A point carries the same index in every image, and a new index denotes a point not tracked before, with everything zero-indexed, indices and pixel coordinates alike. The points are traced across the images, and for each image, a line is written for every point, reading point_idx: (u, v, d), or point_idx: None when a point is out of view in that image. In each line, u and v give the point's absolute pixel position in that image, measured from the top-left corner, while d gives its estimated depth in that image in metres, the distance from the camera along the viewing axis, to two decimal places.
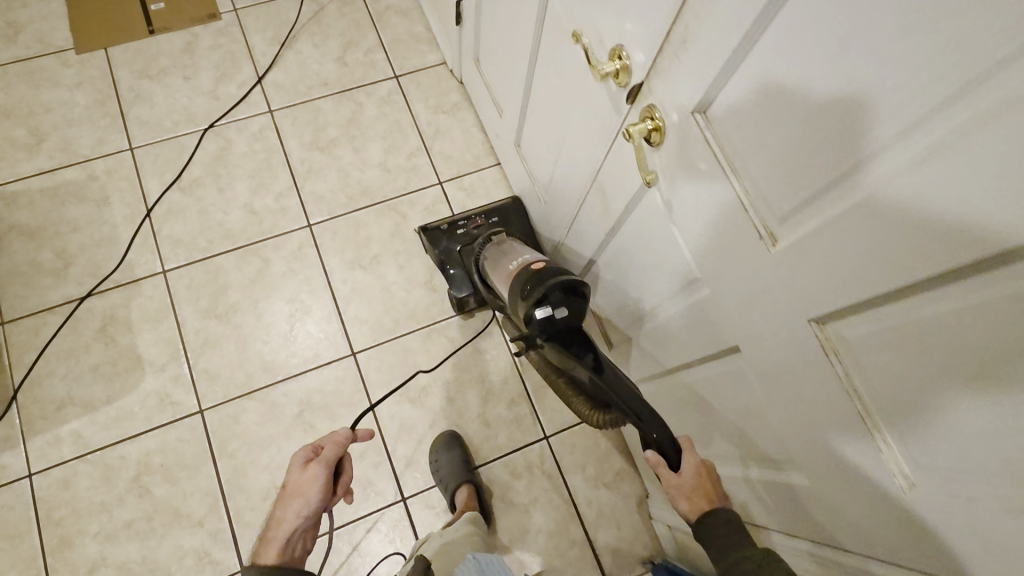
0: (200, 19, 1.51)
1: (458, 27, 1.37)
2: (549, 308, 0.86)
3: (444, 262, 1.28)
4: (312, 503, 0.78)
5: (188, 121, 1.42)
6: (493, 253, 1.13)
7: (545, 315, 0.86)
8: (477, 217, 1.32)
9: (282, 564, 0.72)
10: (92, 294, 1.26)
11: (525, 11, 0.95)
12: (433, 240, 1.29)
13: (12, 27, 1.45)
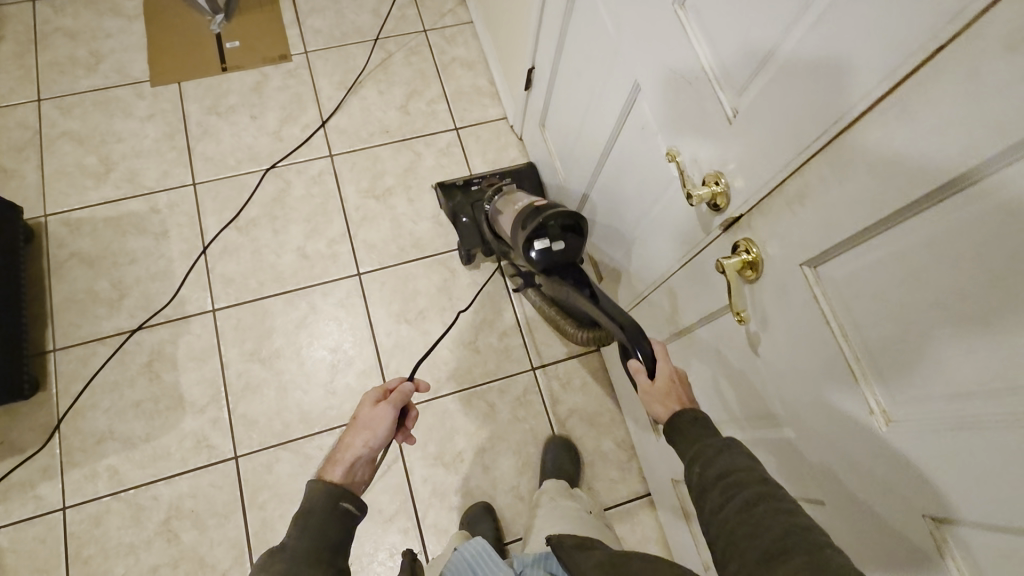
0: (272, 59, 1.54)
1: (525, 92, 1.38)
2: (548, 241, 0.94)
3: (455, 215, 1.33)
4: (378, 437, 0.78)
5: (250, 160, 1.44)
6: (500, 201, 1.18)
7: (542, 245, 0.94)
8: (491, 177, 1.38)
9: (348, 486, 0.71)
10: (142, 327, 1.27)
11: (604, 100, 0.95)
12: (449, 194, 1.35)
13: (94, 56, 1.50)
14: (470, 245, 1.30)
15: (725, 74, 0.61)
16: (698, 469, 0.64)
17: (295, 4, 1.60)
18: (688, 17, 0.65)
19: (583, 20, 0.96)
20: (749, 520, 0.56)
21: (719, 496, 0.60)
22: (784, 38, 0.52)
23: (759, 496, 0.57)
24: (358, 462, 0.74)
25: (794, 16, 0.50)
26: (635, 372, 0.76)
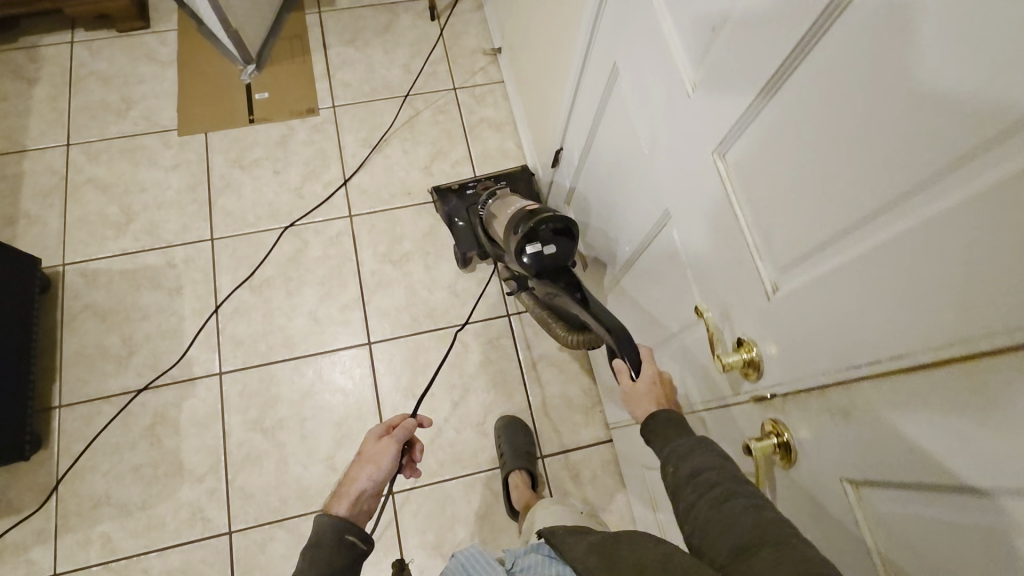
0: (300, 113, 1.53)
1: (553, 169, 1.34)
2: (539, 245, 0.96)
3: (450, 219, 1.37)
4: (382, 472, 0.84)
5: (270, 217, 1.42)
6: (494, 204, 1.19)
7: (535, 250, 0.96)
8: (485, 180, 1.40)
9: (350, 519, 0.79)
10: (148, 388, 1.26)
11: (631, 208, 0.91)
12: (443, 197, 1.38)
13: (125, 102, 1.50)
14: (467, 248, 1.33)
15: (765, 245, 0.55)
16: (671, 468, 0.64)
17: (327, 56, 1.59)
18: (729, 171, 0.60)
19: (614, 124, 0.91)
20: (719, 515, 0.57)
21: (691, 493, 0.60)
22: (837, 240, 0.46)
23: (729, 492, 0.57)
24: (363, 496, 0.82)
25: (850, 223, 0.44)
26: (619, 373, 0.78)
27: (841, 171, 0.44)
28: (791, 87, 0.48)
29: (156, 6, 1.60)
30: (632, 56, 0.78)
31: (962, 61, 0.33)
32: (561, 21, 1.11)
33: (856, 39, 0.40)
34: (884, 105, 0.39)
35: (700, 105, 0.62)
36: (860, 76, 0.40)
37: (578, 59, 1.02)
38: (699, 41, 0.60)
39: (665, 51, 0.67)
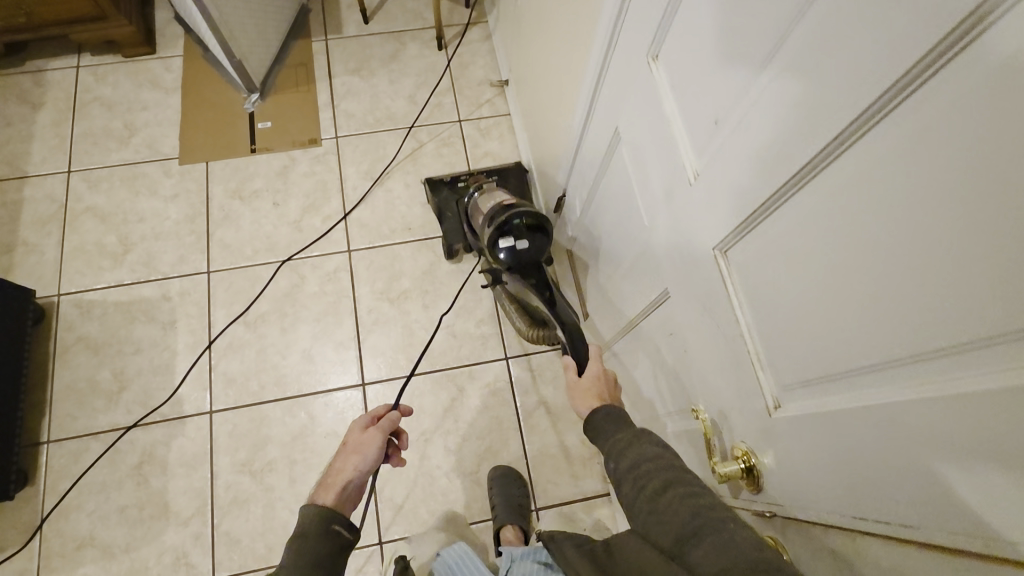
0: (302, 143, 1.51)
1: (557, 212, 1.32)
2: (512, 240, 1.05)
3: (440, 212, 1.38)
4: (367, 460, 0.83)
5: (268, 250, 1.40)
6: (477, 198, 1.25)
7: (508, 244, 1.05)
8: (477, 174, 1.42)
9: (337, 506, 0.76)
10: (138, 425, 1.24)
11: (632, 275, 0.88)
12: (435, 188, 1.39)
13: (128, 128, 1.49)
14: (453, 239, 1.35)
15: (769, 358, 0.51)
16: (612, 463, 0.69)
17: (331, 85, 1.57)
18: (730, 270, 0.56)
19: (616, 186, 0.88)
20: (659, 506, 0.61)
21: (635, 485, 0.65)
22: (834, 380, 0.44)
23: (667, 483, 0.62)
24: (349, 486, 0.79)
25: (858, 365, 0.41)
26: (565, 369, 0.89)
27: (855, 308, 0.40)
28: (800, 203, 0.44)
29: (163, 32, 1.60)
30: (633, 126, 0.75)
31: (997, 236, 0.29)
32: (563, 70, 1.08)
33: (874, 176, 0.36)
34: (904, 254, 0.35)
35: (701, 197, 0.58)
36: (859, 226, 0.38)
37: (580, 113, 0.99)
38: (703, 132, 0.57)
39: (667, 133, 0.64)
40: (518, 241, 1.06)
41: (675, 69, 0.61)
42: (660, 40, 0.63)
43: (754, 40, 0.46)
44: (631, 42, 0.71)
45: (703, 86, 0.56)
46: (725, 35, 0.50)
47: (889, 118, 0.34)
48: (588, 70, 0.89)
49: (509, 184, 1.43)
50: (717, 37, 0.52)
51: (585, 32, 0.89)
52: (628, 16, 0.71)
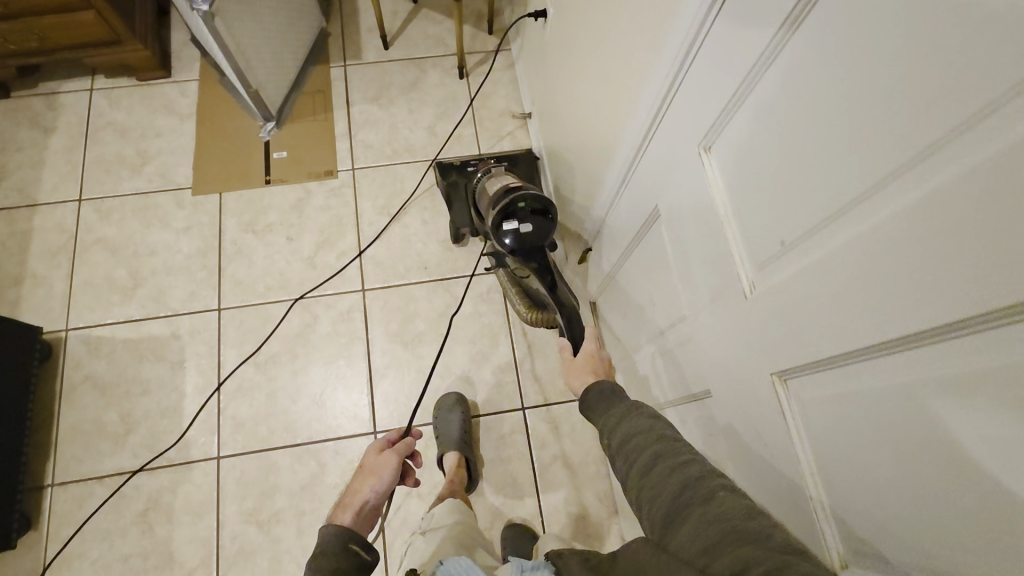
0: (317, 175, 1.46)
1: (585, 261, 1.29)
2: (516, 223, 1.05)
3: (449, 196, 1.37)
4: (382, 483, 0.98)
5: (280, 288, 1.36)
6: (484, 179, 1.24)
7: (512, 227, 1.05)
8: (487, 159, 1.39)
9: (355, 525, 0.92)
10: (143, 470, 1.21)
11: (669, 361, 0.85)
12: (444, 171, 1.36)
13: (141, 156, 1.46)
14: (459, 221, 1.34)
15: (832, 506, 0.49)
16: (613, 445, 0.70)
17: (349, 114, 1.53)
18: (792, 402, 0.53)
19: (656, 263, 0.84)
20: (649, 479, 0.62)
21: (626, 462, 0.66)
22: (913, 560, 0.41)
23: (657, 454, 0.63)
24: (364, 508, 0.95)
25: (941, 556, 0.38)
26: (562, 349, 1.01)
27: (938, 497, 0.38)
28: (882, 372, 0.42)
29: (179, 54, 1.56)
30: (680, 215, 0.70)
31: None
32: (591, 125, 1.02)
33: (976, 383, 0.34)
34: (1007, 476, 0.33)
35: (762, 321, 0.55)
36: (954, 419, 0.36)
37: (614, 176, 0.94)
38: (768, 253, 0.52)
39: (724, 240, 0.59)
40: (522, 225, 1.05)
41: (736, 176, 0.56)
42: (719, 139, 0.59)
43: (832, 187, 0.43)
44: (681, 129, 0.66)
45: (768, 206, 0.51)
46: (799, 164, 0.46)
47: (1005, 328, 0.32)
48: (625, 140, 0.84)
49: (519, 167, 1.41)
50: (792, 163, 0.47)
51: (621, 99, 0.84)
52: (678, 103, 0.66)
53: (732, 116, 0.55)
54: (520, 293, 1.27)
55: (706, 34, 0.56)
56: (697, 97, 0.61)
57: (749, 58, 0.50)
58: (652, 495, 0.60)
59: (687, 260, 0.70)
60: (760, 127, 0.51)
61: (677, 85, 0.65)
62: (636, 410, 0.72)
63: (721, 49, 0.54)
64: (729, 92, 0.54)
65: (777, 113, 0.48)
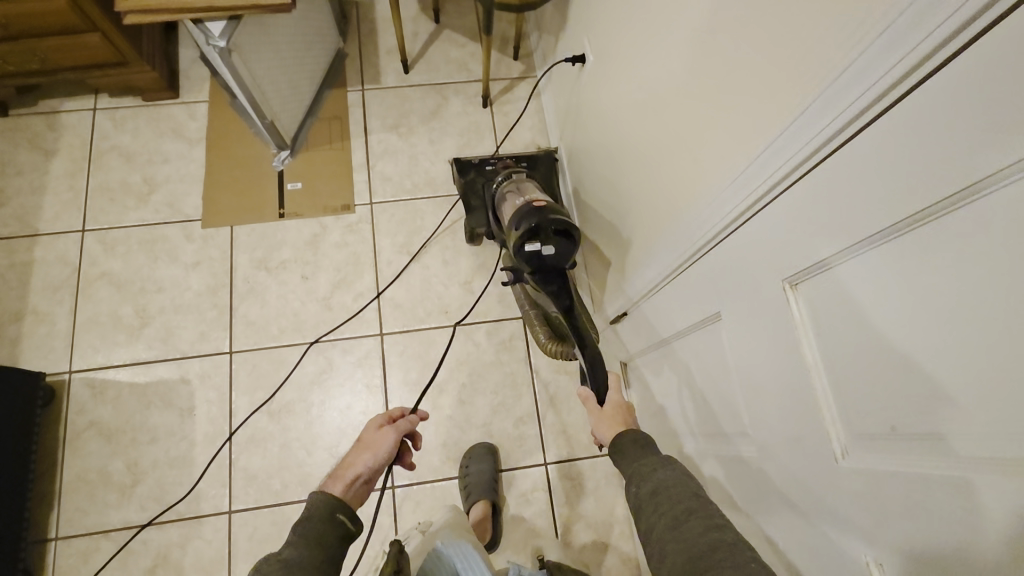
0: (333, 209, 1.39)
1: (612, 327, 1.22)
2: (538, 244, 0.98)
3: (466, 196, 1.31)
4: (379, 457, 0.80)
5: (294, 330, 1.31)
6: (507, 188, 1.18)
7: (535, 249, 0.98)
8: (507, 158, 1.32)
9: (347, 495, 0.73)
10: (151, 524, 1.16)
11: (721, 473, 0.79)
12: (462, 168, 1.31)
13: (147, 183, 1.39)
14: (476, 223, 1.29)
15: None
16: (634, 488, 0.66)
17: (367, 143, 1.46)
18: None
19: (709, 363, 0.79)
20: (680, 533, 0.57)
21: (653, 515, 0.61)
22: None
23: (691, 511, 0.58)
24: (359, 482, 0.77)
25: None
26: (585, 399, 0.85)
27: None
28: None
29: (187, 73, 1.48)
30: (752, 334, 0.65)
31: None
32: (639, 195, 0.97)
33: None
34: None
35: (861, 491, 0.50)
36: None
37: (661, 258, 0.89)
38: (875, 429, 0.48)
39: (814, 387, 0.55)
40: (546, 248, 0.98)
41: (834, 329, 0.52)
42: (812, 280, 0.54)
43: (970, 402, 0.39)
44: (761, 250, 0.61)
45: (875, 377, 0.48)
46: (919, 356, 0.43)
47: None
48: (683, 234, 0.80)
49: (539, 172, 1.33)
50: (908, 350, 0.44)
51: (684, 185, 0.79)
52: (759, 223, 0.61)
53: (830, 266, 0.51)
54: (541, 321, 1.20)
55: (810, 171, 0.52)
56: (787, 228, 0.56)
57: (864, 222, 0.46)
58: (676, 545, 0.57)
59: (758, 383, 0.66)
60: (871, 293, 0.47)
61: (761, 205, 0.61)
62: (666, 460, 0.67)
63: (825, 195, 0.50)
64: (831, 244, 0.50)
65: (894, 290, 0.44)
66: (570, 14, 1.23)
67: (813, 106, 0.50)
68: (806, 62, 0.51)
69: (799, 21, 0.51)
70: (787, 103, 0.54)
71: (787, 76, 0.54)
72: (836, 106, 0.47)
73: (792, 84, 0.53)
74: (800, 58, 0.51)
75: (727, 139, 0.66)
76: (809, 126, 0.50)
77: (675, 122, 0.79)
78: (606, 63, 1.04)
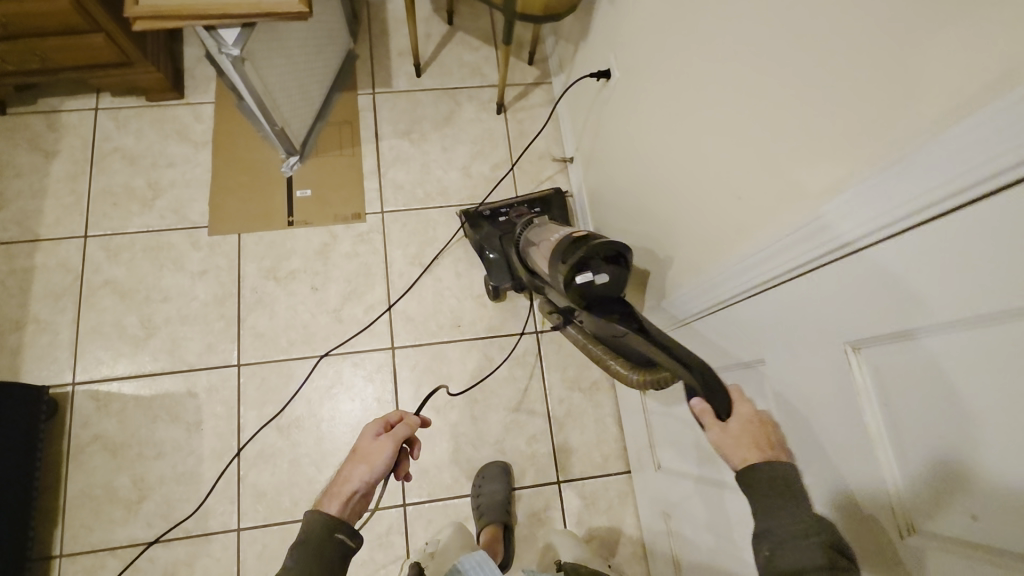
0: (344, 218, 1.36)
1: None
2: (590, 274, 0.80)
3: (483, 248, 1.28)
4: (377, 472, 0.71)
5: (303, 343, 1.28)
6: (533, 234, 1.10)
7: (586, 280, 0.80)
8: (521, 206, 1.31)
9: (341, 521, 0.66)
10: (158, 541, 1.14)
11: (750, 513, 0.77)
12: (475, 224, 1.30)
13: (152, 188, 1.35)
14: (499, 280, 1.26)
15: None
16: (766, 551, 0.51)
17: (378, 149, 1.42)
18: None
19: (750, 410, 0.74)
20: None
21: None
22: None
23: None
24: (355, 498, 0.69)
25: None
26: (701, 415, 0.61)
27: None
28: None
29: (192, 72, 1.43)
30: (803, 391, 0.60)
31: None
32: (673, 224, 0.92)
33: None
34: None
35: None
36: None
37: (698, 294, 0.84)
38: (943, 525, 0.44)
39: (878, 461, 0.50)
40: (600, 277, 0.80)
41: (906, 403, 0.47)
42: (881, 347, 0.49)
43: None
44: (818, 310, 0.57)
45: (954, 463, 0.43)
46: (1004, 455, 0.39)
47: None
48: (721, 275, 0.75)
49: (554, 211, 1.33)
50: (1007, 445, 0.39)
51: (730, 224, 0.74)
52: (818, 282, 0.57)
53: (907, 338, 0.46)
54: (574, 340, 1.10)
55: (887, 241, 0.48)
56: (852, 292, 0.52)
57: (956, 303, 0.41)
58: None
59: (805, 447, 0.61)
60: (958, 374, 0.42)
61: (822, 263, 0.56)
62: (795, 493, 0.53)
63: (907, 265, 0.45)
64: (910, 318, 0.45)
65: (990, 379, 0.39)
66: (593, 24, 1.19)
67: (895, 174, 0.45)
68: (887, 126, 0.47)
69: (877, 81, 0.47)
70: (862, 164, 0.50)
71: (861, 135, 0.50)
72: (924, 181, 0.43)
73: (867, 145, 0.49)
74: (879, 121, 0.47)
75: (784, 188, 0.62)
76: (890, 194, 0.46)
77: (719, 156, 0.74)
78: (636, 83, 0.99)
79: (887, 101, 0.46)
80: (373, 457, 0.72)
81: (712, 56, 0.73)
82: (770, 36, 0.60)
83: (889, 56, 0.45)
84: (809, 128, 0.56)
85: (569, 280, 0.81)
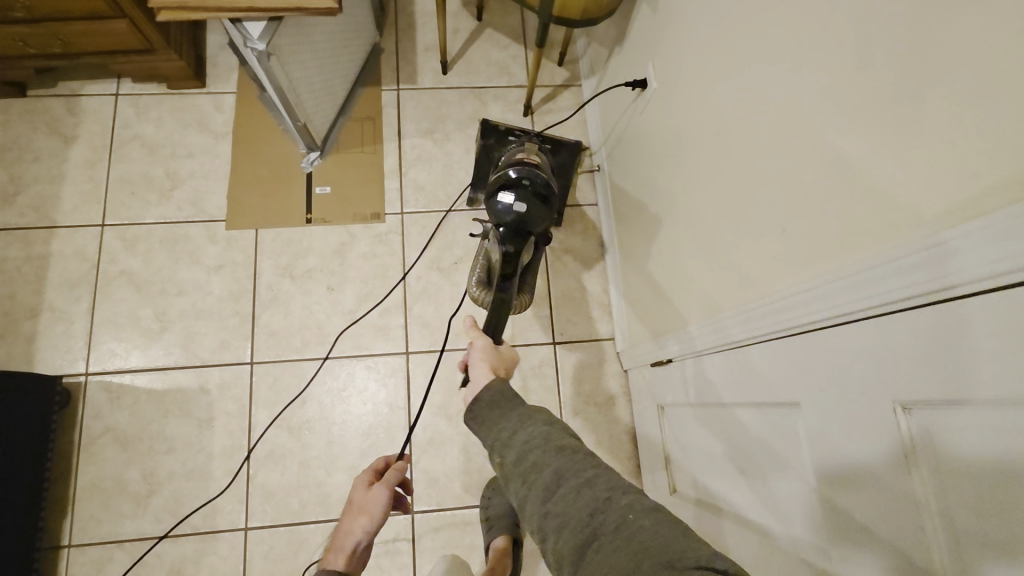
0: (363, 217, 1.33)
1: (646, 366, 1.16)
2: (509, 196, 0.86)
3: (481, 160, 1.24)
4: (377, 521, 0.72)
5: (318, 342, 1.26)
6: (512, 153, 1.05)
7: (503, 200, 0.86)
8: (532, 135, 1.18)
9: None
10: (166, 538, 1.14)
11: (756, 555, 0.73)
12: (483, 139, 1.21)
13: (170, 178, 1.33)
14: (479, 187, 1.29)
15: None
16: (500, 457, 0.55)
17: (400, 148, 1.39)
18: None
19: (765, 447, 0.72)
20: (558, 506, 0.48)
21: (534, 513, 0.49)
22: None
23: (560, 476, 0.49)
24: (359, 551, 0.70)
25: None
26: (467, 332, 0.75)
27: None
28: None
29: (215, 60, 1.40)
30: (845, 443, 0.57)
31: None
32: (707, 249, 0.88)
33: None
34: None
35: None
36: None
37: (727, 325, 0.80)
38: None
39: (926, 532, 0.47)
40: (516, 204, 0.85)
41: (961, 474, 0.43)
42: (940, 411, 0.46)
43: None
44: (868, 364, 0.53)
45: (1002, 542, 0.40)
46: None
47: None
48: (760, 307, 0.71)
49: (559, 158, 1.20)
50: None
51: (773, 258, 0.70)
52: (867, 334, 0.53)
53: (970, 410, 0.43)
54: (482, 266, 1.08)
55: (961, 302, 0.43)
56: (910, 349, 0.48)
57: None
58: (560, 527, 0.46)
59: (844, 504, 0.57)
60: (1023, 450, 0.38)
61: (875, 313, 0.52)
62: (529, 412, 0.57)
63: (984, 326, 0.41)
64: (983, 386, 0.41)
65: None
66: (631, 30, 1.15)
67: (977, 233, 0.41)
68: (983, 178, 0.42)
69: (973, 122, 0.43)
70: (949, 215, 0.45)
71: (949, 182, 0.45)
72: (1021, 243, 0.38)
73: (954, 193, 0.45)
74: (969, 171, 0.43)
75: (842, 230, 0.58)
76: (973, 251, 0.42)
77: (772, 183, 0.69)
78: (677, 96, 0.95)
79: (993, 150, 0.41)
80: (372, 504, 0.73)
81: (779, 76, 0.67)
82: (855, 61, 0.55)
83: (991, 106, 0.41)
84: (893, 168, 0.51)
85: (491, 195, 0.88)
